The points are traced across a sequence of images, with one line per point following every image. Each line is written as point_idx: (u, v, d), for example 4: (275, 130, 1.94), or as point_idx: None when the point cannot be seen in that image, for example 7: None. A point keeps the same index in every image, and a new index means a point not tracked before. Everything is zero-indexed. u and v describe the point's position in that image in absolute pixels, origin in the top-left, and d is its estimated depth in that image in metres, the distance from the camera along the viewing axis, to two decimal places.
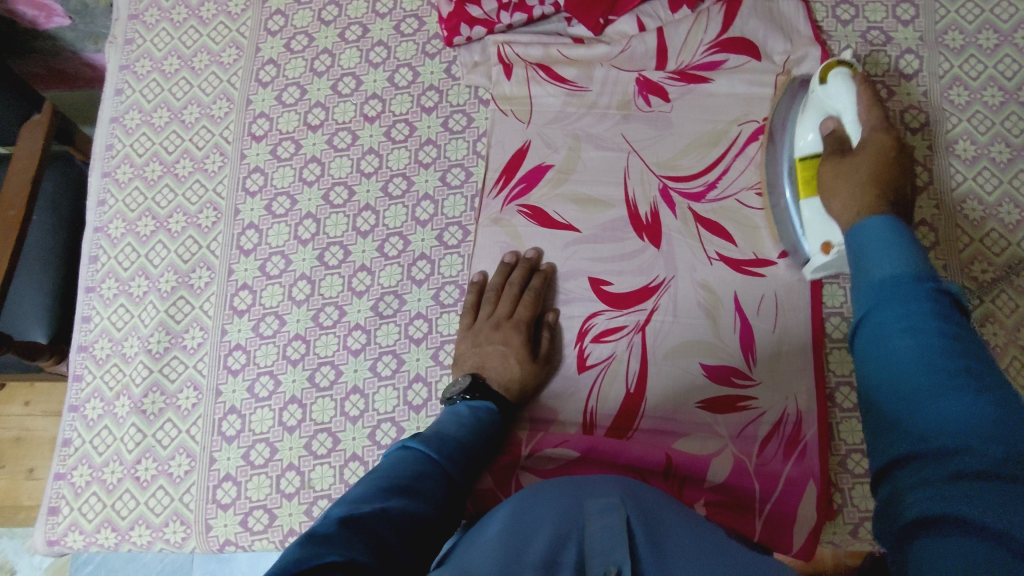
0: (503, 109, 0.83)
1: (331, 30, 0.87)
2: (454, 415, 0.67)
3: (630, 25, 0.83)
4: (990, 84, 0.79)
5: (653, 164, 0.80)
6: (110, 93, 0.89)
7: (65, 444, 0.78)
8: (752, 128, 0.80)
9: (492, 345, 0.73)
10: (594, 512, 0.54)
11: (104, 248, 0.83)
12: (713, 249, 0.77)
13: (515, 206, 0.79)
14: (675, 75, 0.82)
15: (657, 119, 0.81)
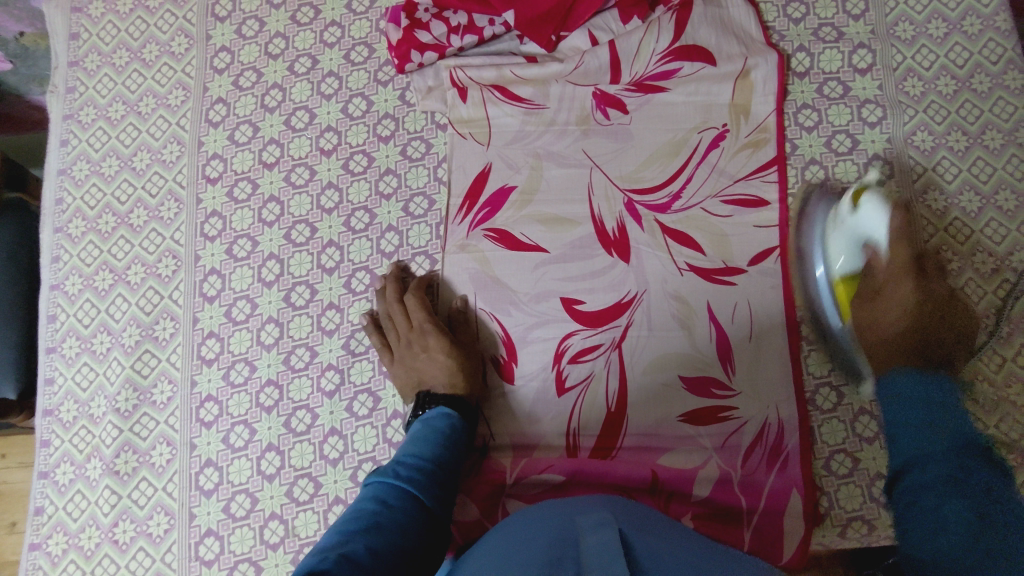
0: (462, 132, 0.81)
1: (280, 63, 0.85)
2: (414, 435, 0.66)
3: (582, 40, 0.82)
4: (942, 73, 0.80)
5: (617, 179, 0.79)
6: (55, 145, 0.86)
7: (37, 513, 0.76)
8: (712, 135, 0.80)
9: (419, 359, 0.73)
10: (589, 528, 0.54)
11: (62, 306, 0.81)
12: (683, 259, 0.77)
13: (481, 231, 0.79)
14: (632, 87, 0.81)
15: (616, 132, 0.80)
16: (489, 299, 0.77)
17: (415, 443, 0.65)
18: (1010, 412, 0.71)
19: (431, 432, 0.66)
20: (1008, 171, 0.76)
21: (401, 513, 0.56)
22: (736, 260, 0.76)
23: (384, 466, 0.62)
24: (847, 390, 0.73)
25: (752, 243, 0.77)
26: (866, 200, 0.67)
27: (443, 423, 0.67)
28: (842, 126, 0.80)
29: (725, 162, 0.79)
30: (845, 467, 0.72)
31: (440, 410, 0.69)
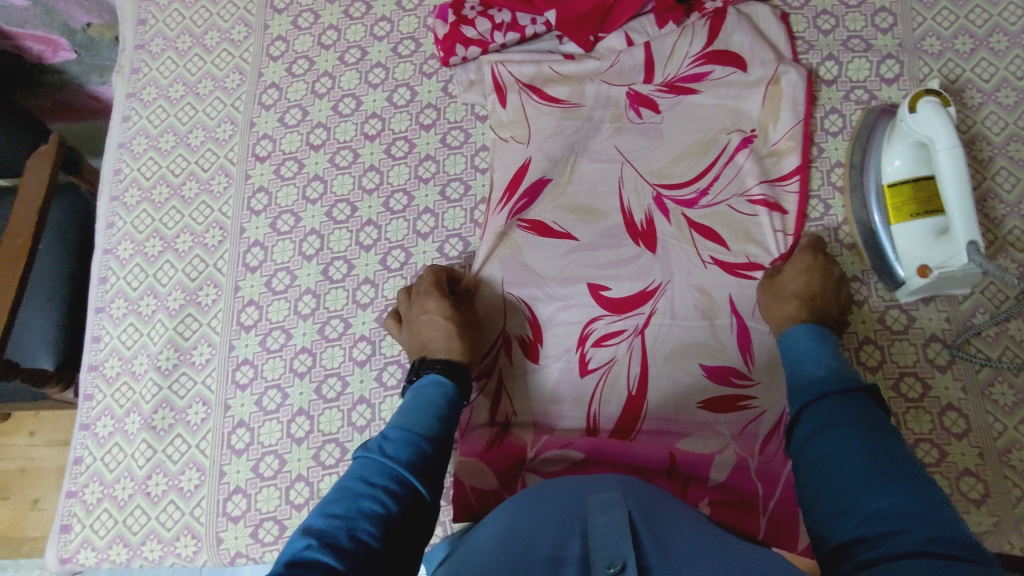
0: (503, 135, 0.84)
1: (331, 53, 0.90)
2: (410, 402, 0.65)
3: (618, 41, 0.86)
4: (969, 86, 0.82)
5: (647, 174, 0.82)
6: (118, 121, 0.92)
7: (76, 462, 0.79)
8: (740, 137, 0.83)
9: (420, 322, 0.75)
10: (597, 508, 0.53)
11: (114, 269, 0.85)
12: (707, 252, 0.79)
13: (515, 222, 0.81)
14: (664, 87, 0.85)
15: (648, 130, 0.84)
16: (518, 286, 0.80)
17: (406, 413, 0.64)
18: None
19: (424, 402, 0.65)
20: None
21: (394, 495, 0.56)
22: (761, 257, 0.78)
23: (374, 438, 0.61)
24: None
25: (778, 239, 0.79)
26: (927, 102, 0.70)
27: (436, 392, 0.67)
28: None
29: (752, 163, 0.81)
30: None
31: (435, 379, 0.68)
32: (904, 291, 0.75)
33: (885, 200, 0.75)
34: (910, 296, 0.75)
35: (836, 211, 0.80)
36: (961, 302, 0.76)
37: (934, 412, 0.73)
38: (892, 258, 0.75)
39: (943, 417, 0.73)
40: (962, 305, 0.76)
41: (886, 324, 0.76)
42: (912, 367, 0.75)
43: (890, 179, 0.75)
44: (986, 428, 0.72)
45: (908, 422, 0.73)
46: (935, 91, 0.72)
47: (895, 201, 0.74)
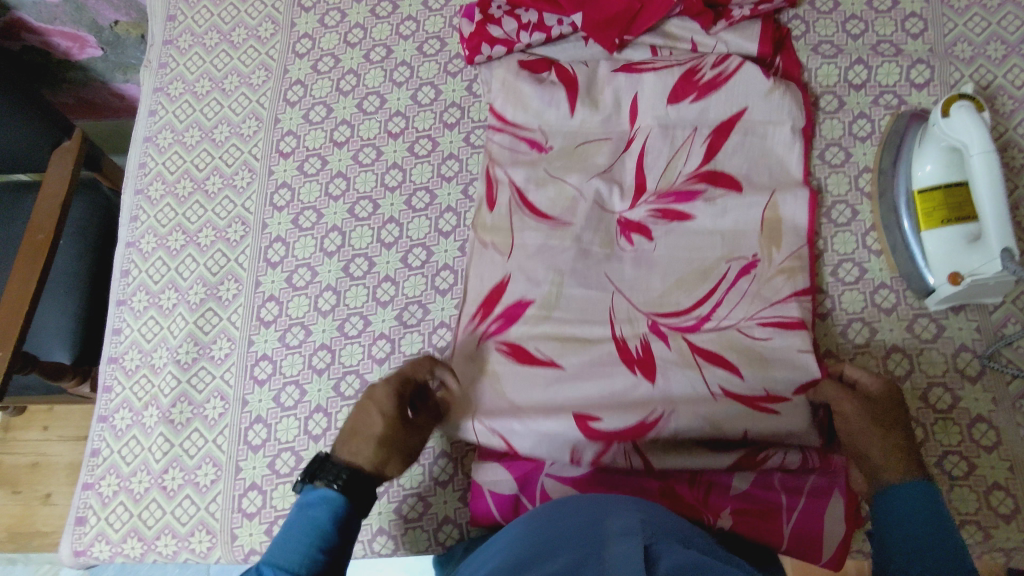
0: (485, 240, 0.79)
1: (357, 51, 0.90)
2: (292, 524, 0.59)
3: (607, 155, 0.80)
4: (1001, 93, 0.81)
5: (641, 299, 0.74)
6: (144, 115, 0.92)
7: (93, 454, 0.79)
8: (742, 262, 0.74)
9: (362, 412, 0.66)
10: (614, 534, 0.51)
11: (136, 262, 0.86)
12: (716, 382, 0.69)
13: (493, 343, 0.74)
14: (657, 212, 0.77)
15: (641, 257, 0.76)
16: (493, 419, 0.70)
17: (289, 543, 0.57)
18: None
19: (313, 526, 0.58)
20: None
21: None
22: (779, 385, 0.69)
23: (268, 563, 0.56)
24: None
25: (792, 368, 0.69)
26: (960, 106, 0.69)
27: (326, 514, 0.59)
28: None
29: (756, 293, 0.73)
30: None
31: (322, 494, 0.60)
32: (933, 300, 0.73)
33: (915, 205, 0.74)
34: (939, 304, 0.73)
35: (863, 217, 0.79)
36: (992, 312, 0.74)
37: (963, 423, 0.71)
38: (922, 265, 0.74)
39: (972, 429, 0.71)
40: (992, 315, 0.74)
41: (915, 333, 0.74)
42: (941, 377, 0.73)
43: (921, 184, 0.74)
44: (1017, 441, 0.70)
45: (936, 434, 0.71)
46: (969, 96, 0.71)
47: (925, 207, 0.73)
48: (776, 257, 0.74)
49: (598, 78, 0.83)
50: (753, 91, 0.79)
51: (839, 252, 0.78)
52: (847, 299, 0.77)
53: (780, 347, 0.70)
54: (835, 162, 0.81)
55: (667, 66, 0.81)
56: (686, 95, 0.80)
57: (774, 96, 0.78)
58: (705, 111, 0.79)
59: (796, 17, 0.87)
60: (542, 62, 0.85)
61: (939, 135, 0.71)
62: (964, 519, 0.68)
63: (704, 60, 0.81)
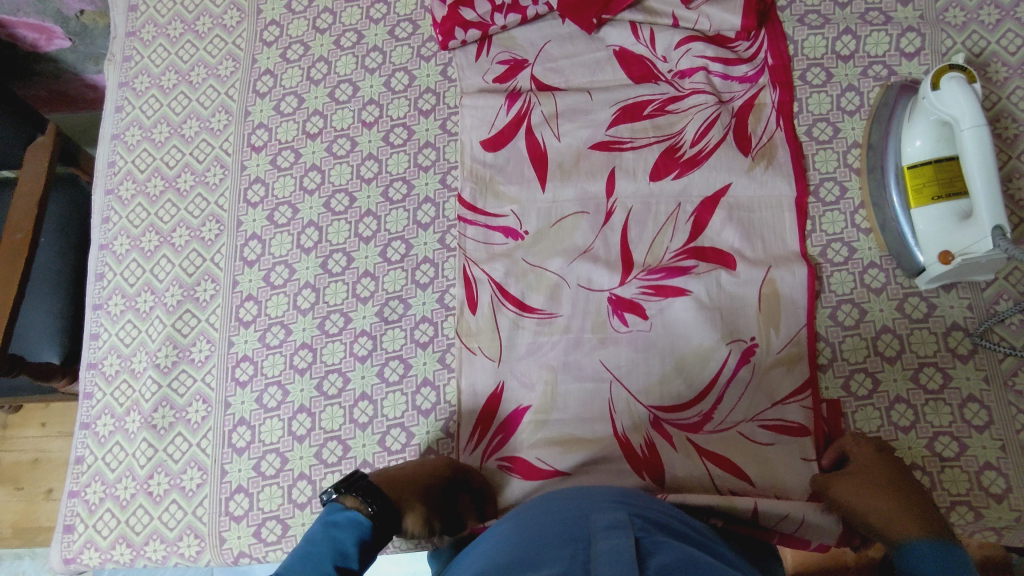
0: (471, 346, 0.75)
1: (326, 38, 0.87)
2: (312, 540, 0.57)
3: (586, 232, 0.77)
4: (993, 60, 0.78)
5: (638, 395, 0.72)
6: (110, 111, 0.89)
7: (77, 462, 0.78)
8: (741, 347, 0.72)
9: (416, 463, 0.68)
10: (601, 530, 0.49)
11: (110, 265, 0.84)
12: (723, 484, 0.69)
13: (495, 461, 0.73)
14: (649, 288, 0.74)
15: (637, 341, 0.73)
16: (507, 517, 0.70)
17: (304, 558, 0.55)
18: None
19: (331, 547, 0.56)
20: None
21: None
22: (787, 486, 0.69)
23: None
24: (883, 377, 0.72)
25: (798, 473, 0.69)
26: (951, 78, 0.67)
27: (350, 538, 0.57)
28: None
29: (755, 384, 0.71)
30: None
31: (350, 516, 0.59)
32: (924, 279, 0.72)
33: (905, 180, 0.72)
34: (929, 283, 0.72)
35: (852, 194, 0.77)
36: (984, 289, 0.72)
37: (954, 404, 0.70)
38: (912, 244, 0.72)
39: (964, 410, 0.70)
40: (985, 291, 0.72)
41: (906, 313, 0.73)
42: (932, 357, 0.71)
43: (910, 160, 0.71)
44: (1009, 420, 0.69)
45: (927, 415, 0.70)
46: (959, 66, 0.68)
47: (916, 183, 0.70)
48: (770, 339, 0.72)
49: (572, 156, 0.80)
50: (736, 168, 0.77)
51: (828, 231, 0.76)
52: (837, 281, 0.75)
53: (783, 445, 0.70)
54: (822, 139, 0.79)
55: (647, 145, 0.79)
56: (668, 171, 0.78)
57: (756, 172, 0.77)
58: (687, 188, 0.77)
59: None
60: (513, 122, 0.81)
61: (928, 108, 0.69)
62: (955, 501, 0.68)
63: (683, 133, 0.78)
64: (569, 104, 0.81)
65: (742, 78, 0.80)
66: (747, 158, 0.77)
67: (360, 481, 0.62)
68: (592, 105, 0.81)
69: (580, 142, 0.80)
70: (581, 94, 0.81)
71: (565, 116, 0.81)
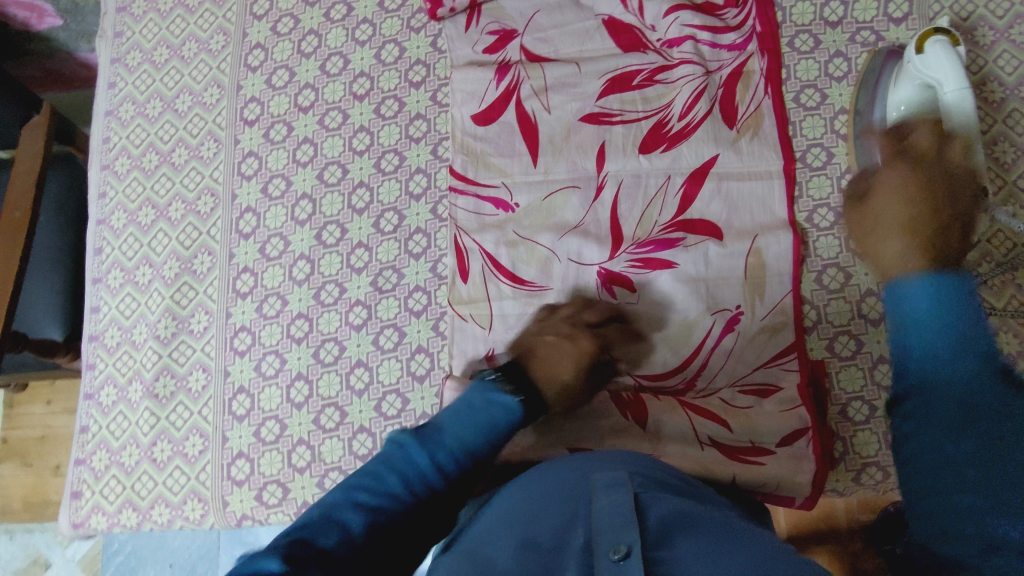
0: (462, 313, 0.77)
1: (316, 10, 0.87)
2: (470, 410, 0.58)
3: (576, 209, 0.78)
4: (981, 24, 0.78)
5: (626, 364, 0.74)
6: (103, 87, 0.90)
7: (83, 430, 0.80)
8: (726, 317, 0.74)
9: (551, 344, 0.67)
10: (601, 487, 0.50)
11: (108, 240, 0.85)
12: (705, 434, 0.71)
13: None
14: (637, 262, 0.76)
15: (624, 313, 0.75)
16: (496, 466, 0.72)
17: (464, 422, 0.57)
18: None
19: (486, 420, 0.57)
20: None
21: (411, 498, 0.53)
22: (766, 439, 0.70)
23: (430, 426, 0.58)
24: (868, 339, 0.73)
25: (778, 427, 0.70)
26: (936, 42, 0.69)
27: (503, 415, 0.58)
28: None
29: (740, 351, 0.73)
30: (863, 413, 0.72)
31: (504, 399, 0.59)
32: None
33: None
34: None
35: (839, 159, 0.77)
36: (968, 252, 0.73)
37: None
38: None
39: None
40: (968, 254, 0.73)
41: None
42: None
43: (894, 124, 0.72)
44: None
45: None
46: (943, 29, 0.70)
47: (898, 146, 0.71)
48: (755, 307, 0.74)
49: (562, 129, 0.80)
50: (721, 138, 0.78)
51: (814, 196, 0.77)
52: (824, 245, 0.76)
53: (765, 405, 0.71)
54: (810, 105, 0.79)
55: (636, 118, 0.79)
56: (656, 145, 0.79)
57: (742, 144, 0.78)
58: (675, 160, 0.78)
59: None
60: (503, 96, 0.82)
61: (913, 71, 0.70)
62: None
63: (669, 103, 0.79)
64: (558, 77, 0.81)
65: (730, 46, 0.81)
66: (733, 130, 0.78)
67: (515, 370, 0.63)
68: (581, 78, 0.81)
69: (569, 114, 0.80)
70: (570, 66, 0.81)
71: (553, 89, 0.81)
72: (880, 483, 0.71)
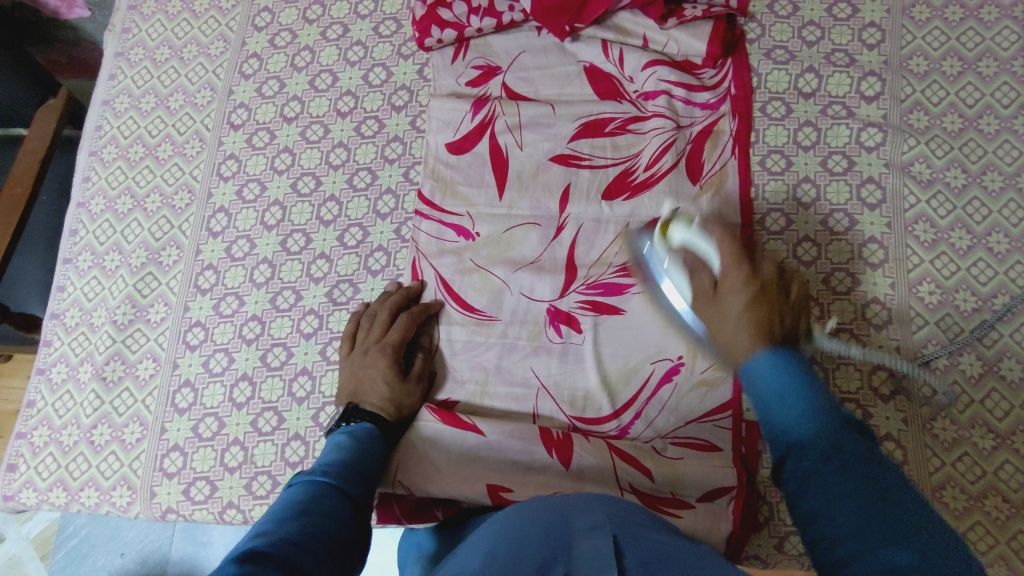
0: None
1: (314, 28, 0.91)
2: (335, 442, 0.65)
3: (535, 245, 0.79)
4: (951, 110, 0.80)
5: (562, 404, 0.75)
6: (104, 78, 0.95)
7: (28, 405, 0.82)
8: (665, 367, 0.74)
9: (362, 369, 0.73)
10: (582, 533, 0.50)
11: (84, 223, 0.88)
12: (626, 480, 0.70)
13: (422, 408, 0.75)
14: (586, 304, 0.77)
15: (566, 353, 0.76)
16: (414, 480, 0.72)
17: (336, 449, 0.64)
18: (968, 452, 0.69)
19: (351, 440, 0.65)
20: (1004, 213, 0.75)
21: (331, 506, 0.55)
22: (687, 492, 0.70)
23: (308, 468, 0.60)
24: None
25: (701, 482, 0.70)
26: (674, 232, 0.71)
27: (363, 429, 0.68)
28: (839, 148, 0.80)
29: (675, 402, 0.73)
30: None
31: (363, 424, 0.68)
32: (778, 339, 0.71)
33: None
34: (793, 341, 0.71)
35: (797, 226, 0.78)
36: (915, 331, 0.73)
37: None
38: None
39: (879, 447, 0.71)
40: (914, 333, 0.73)
41: None
42: (853, 393, 0.73)
43: None
44: (923, 462, 0.70)
45: None
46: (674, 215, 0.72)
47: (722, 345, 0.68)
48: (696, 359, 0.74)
49: (532, 167, 0.82)
50: (683, 191, 0.79)
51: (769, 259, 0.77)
52: None
53: (692, 462, 0.71)
54: (775, 170, 0.80)
55: (604, 164, 0.81)
56: (619, 192, 0.80)
57: (704, 201, 0.79)
58: (635, 209, 0.79)
59: (753, 19, 0.86)
60: (477, 129, 0.84)
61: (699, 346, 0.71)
62: None
63: (636, 154, 0.81)
64: (532, 115, 0.83)
65: (704, 105, 0.82)
66: (696, 186, 0.79)
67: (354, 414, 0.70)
68: (555, 119, 0.83)
69: (541, 152, 0.82)
70: (546, 107, 0.84)
71: (528, 127, 0.83)
72: (802, 554, 0.70)
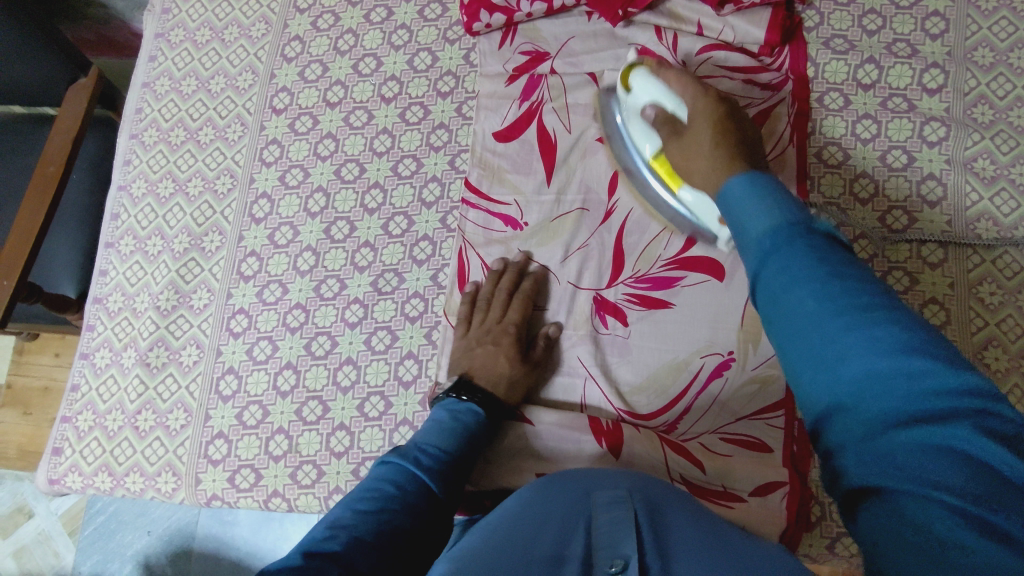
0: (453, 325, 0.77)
1: (357, 11, 0.90)
2: (438, 420, 0.67)
3: (582, 233, 0.78)
4: (1017, 104, 0.77)
5: (610, 395, 0.73)
6: (144, 59, 0.94)
7: (72, 389, 0.82)
8: (716, 360, 0.72)
9: (484, 346, 0.73)
10: (601, 508, 0.49)
11: (126, 207, 0.88)
12: (676, 470, 0.69)
13: None
14: (634, 296, 0.75)
15: (613, 344, 0.74)
16: None
17: (438, 432, 0.65)
18: None
19: (455, 424, 0.66)
20: None
21: (413, 497, 0.58)
22: (738, 485, 0.68)
23: (407, 446, 0.63)
24: None
25: (753, 473, 0.68)
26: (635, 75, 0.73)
27: (471, 416, 0.67)
28: (900, 142, 0.78)
29: (726, 396, 0.71)
30: None
31: (471, 405, 0.68)
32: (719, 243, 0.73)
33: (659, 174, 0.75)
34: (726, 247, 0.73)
35: (854, 221, 0.76)
36: (974, 332, 0.71)
37: None
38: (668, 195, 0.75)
39: None
40: (974, 334, 0.71)
41: None
42: None
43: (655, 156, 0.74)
44: None
45: None
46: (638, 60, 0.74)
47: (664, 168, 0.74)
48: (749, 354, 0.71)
49: (580, 155, 0.80)
50: None
51: None
52: None
53: (746, 455, 0.69)
54: (831, 162, 0.78)
55: None
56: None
57: None
58: None
59: (812, 7, 0.83)
60: (525, 116, 0.82)
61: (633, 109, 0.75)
62: None
63: None
64: (582, 102, 0.82)
65: (765, 86, 0.80)
66: None
67: (466, 386, 0.70)
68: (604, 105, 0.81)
69: (590, 139, 0.81)
70: (595, 92, 0.82)
71: (577, 115, 0.81)
72: (853, 555, 0.69)
